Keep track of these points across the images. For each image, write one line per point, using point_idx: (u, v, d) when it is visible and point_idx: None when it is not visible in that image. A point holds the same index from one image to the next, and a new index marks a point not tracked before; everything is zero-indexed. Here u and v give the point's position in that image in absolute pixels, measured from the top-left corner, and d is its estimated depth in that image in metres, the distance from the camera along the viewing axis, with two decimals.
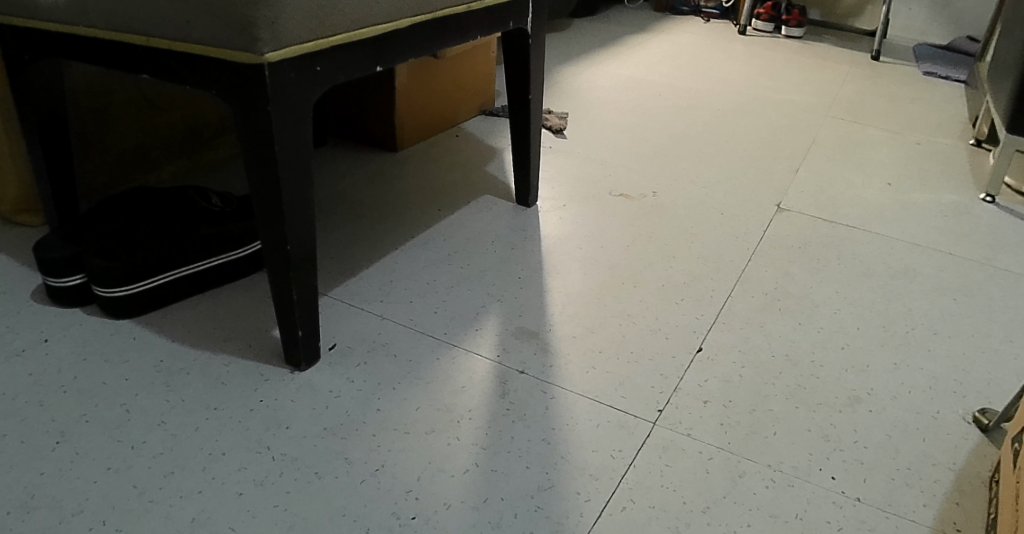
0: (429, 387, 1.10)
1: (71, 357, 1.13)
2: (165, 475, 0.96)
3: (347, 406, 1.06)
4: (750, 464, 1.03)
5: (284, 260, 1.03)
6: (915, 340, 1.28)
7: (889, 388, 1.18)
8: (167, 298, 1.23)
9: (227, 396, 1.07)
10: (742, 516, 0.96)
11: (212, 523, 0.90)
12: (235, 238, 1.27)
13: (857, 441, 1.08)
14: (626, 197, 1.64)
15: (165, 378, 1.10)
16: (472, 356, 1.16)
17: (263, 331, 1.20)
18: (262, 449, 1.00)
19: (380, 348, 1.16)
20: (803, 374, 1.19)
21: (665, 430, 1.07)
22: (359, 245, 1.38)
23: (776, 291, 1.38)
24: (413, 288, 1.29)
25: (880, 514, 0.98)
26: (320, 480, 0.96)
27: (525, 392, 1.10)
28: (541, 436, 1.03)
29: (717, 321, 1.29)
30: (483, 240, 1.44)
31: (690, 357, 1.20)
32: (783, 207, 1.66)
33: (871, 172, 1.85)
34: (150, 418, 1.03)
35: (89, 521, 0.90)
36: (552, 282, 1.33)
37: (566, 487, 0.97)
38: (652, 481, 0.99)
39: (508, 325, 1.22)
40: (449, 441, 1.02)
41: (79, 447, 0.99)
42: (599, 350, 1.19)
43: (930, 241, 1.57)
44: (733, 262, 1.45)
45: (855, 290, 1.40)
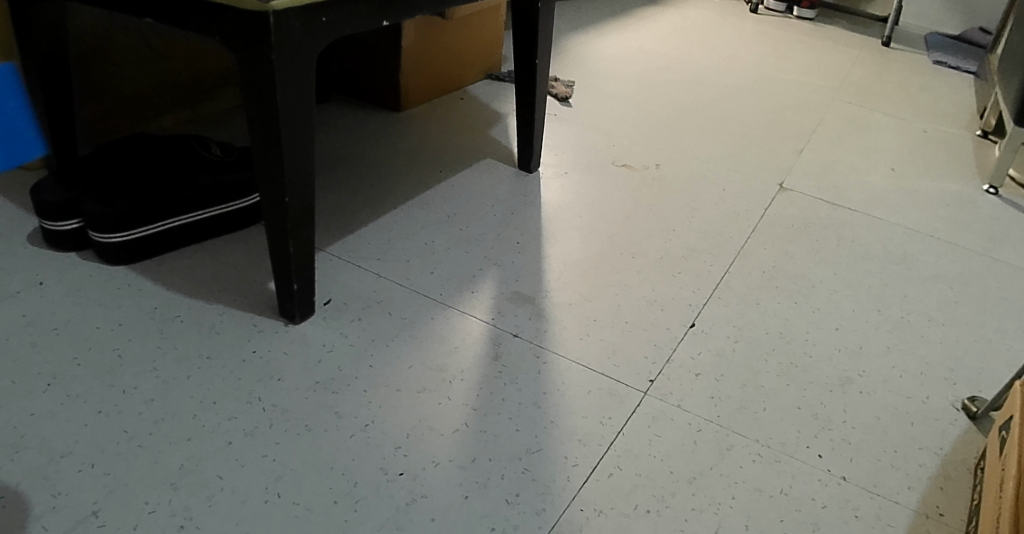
0: (422, 346, 1.10)
1: (65, 301, 1.13)
2: (155, 421, 0.96)
3: (340, 360, 1.06)
4: (738, 438, 1.03)
5: (282, 213, 1.03)
6: (909, 325, 1.29)
7: (881, 371, 1.18)
8: (164, 247, 1.23)
9: (220, 345, 1.07)
10: (727, 489, 0.96)
11: (200, 470, 0.91)
12: (233, 189, 1.26)
13: (846, 421, 1.09)
14: (629, 168, 1.63)
15: (159, 325, 1.10)
16: (466, 317, 1.16)
17: (259, 282, 1.19)
18: (253, 399, 1.00)
19: (375, 305, 1.16)
20: (796, 352, 1.20)
21: (655, 399, 1.07)
22: (358, 202, 1.38)
23: (773, 269, 1.38)
24: (411, 247, 1.28)
25: (865, 494, 0.99)
26: (310, 433, 0.96)
27: (518, 355, 1.10)
28: (532, 399, 1.04)
29: (713, 295, 1.28)
30: (484, 203, 1.43)
31: (684, 330, 1.20)
32: (785, 186, 1.66)
33: (876, 157, 1.84)
34: (142, 364, 1.04)
35: (78, 464, 0.91)
36: (550, 248, 1.33)
37: (554, 450, 0.97)
38: (640, 450, 0.99)
39: (504, 289, 1.22)
40: (440, 399, 1.02)
41: (71, 389, 0.99)
42: (593, 317, 1.19)
43: (929, 228, 1.57)
44: (732, 238, 1.45)
45: (853, 272, 1.40)
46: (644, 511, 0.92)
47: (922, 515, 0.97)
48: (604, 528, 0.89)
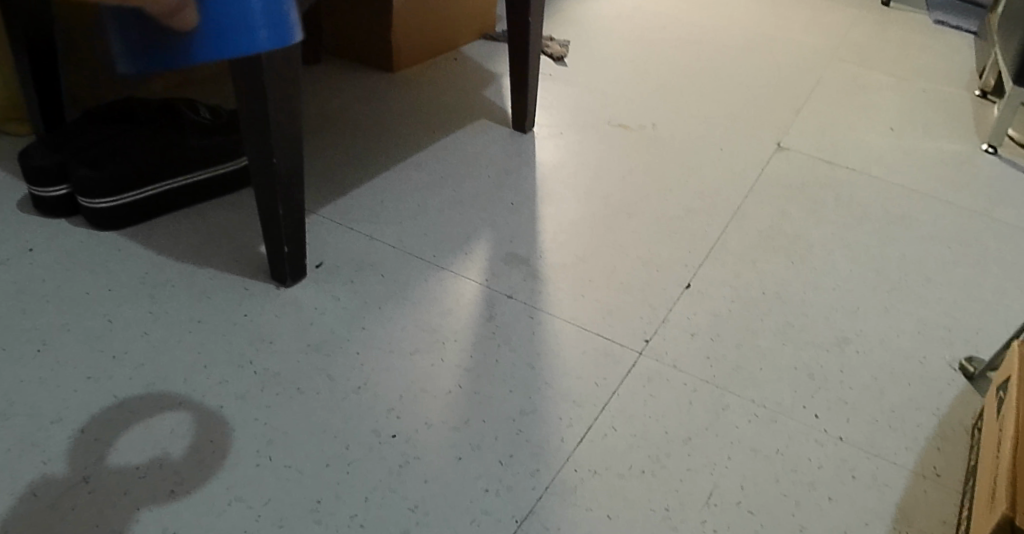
0: (415, 308, 1.09)
1: (55, 267, 1.11)
2: (146, 386, 0.95)
3: (332, 323, 1.05)
4: (734, 398, 1.03)
5: (270, 174, 1.01)
6: (907, 286, 1.28)
7: (878, 331, 1.18)
8: (154, 211, 1.21)
9: (211, 309, 1.06)
10: (723, 449, 0.96)
11: (192, 435, 0.90)
12: (224, 152, 1.24)
13: (843, 381, 1.08)
14: (624, 127, 1.60)
15: (150, 290, 1.09)
16: (460, 279, 1.14)
17: (250, 246, 1.18)
18: (245, 363, 0.99)
19: (367, 267, 1.14)
20: (793, 312, 1.19)
21: (650, 360, 1.06)
22: (350, 164, 1.35)
23: (771, 229, 1.36)
24: (403, 209, 1.27)
25: (862, 454, 0.98)
26: (302, 396, 0.95)
27: (512, 316, 1.09)
28: (526, 361, 1.03)
29: (710, 255, 1.27)
30: (477, 164, 1.41)
31: (680, 290, 1.19)
32: (782, 146, 1.63)
33: (875, 117, 1.81)
34: (133, 329, 1.02)
35: (69, 430, 0.90)
36: (545, 209, 1.31)
37: (548, 411, 0.97)
38: (635, 410, 0.99)
39: (498, 250, 1.21)
40: (433, 361, 1.01)
41: (61, 356, 0.98)
42: (588, 279, 1.18)
43: (928, 188, 1.55)
44: (729, 198, 1.43)
45: (851, 232, 1.39)
46: (638, 472, 0.92)
47: (919, 476, 0.97)
48: (599, 489, 0.89)
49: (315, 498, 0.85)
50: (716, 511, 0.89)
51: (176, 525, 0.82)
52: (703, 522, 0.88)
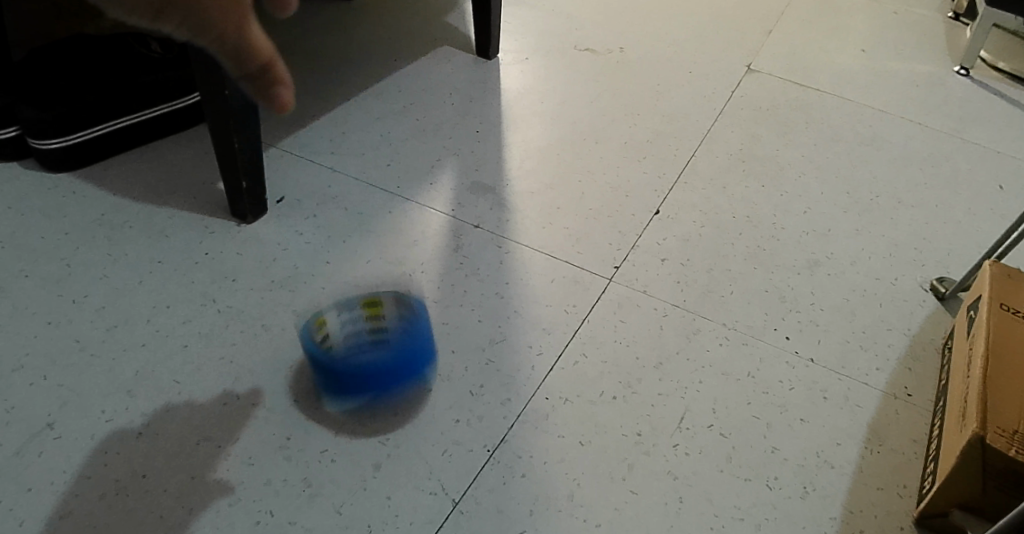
0: (381, 240, 1.06)
1: (7, 212, 1.07)
2: (107, 329, 0.93)
3: (296, 259, 1.03)
4: (705, 321, 1.03)
5: (223, 107, 0.96)
6: (878, 208, 1.27)
7: (849, 253, 1.17)
8: (108, 151, 1.16)
9: (171, 249, 1.03)
10: (695, 373, 0.96)
11: (156, 376, 0.88)
12: (177, 86, 1.19)
13: (813, 303, 1.09)
14: (592, 52, 1.56)
15: (107, 232, 1.05)
16: (426, 210, 1.12)
17: (208, 183, 1.14)
18: (208, 301, 0.97)
19: (330, 201, 1.11)
20: (764, 236, 1.18)
21: (621, 286, 1.05)
22: (310, 96, 1.31)
23: (741, 153, 1.34)
24: (366, 140, 1.23)
25: (833, 375, 0.99)
26: (268, 333, 0.93)
27: (480, 247, 1.07)
28: (495, 290, 1.02)
29: (680, 181, 1.25)
30: (441, 92, 1.37)
31: (650, 216, 1.18)
32: (753, 68, 1.60)
33: (846, 37, 1.78)
34: (91, 272, 0.99)
35: (30, 377, 0.88)
36: (512, 137, 1.28)
37: (518, 340, 0.96)
38: (606, 337, 0.98)
39: (464, 180, 1.18)
40: (400, 293, 0.99)
41: (18, 302, 0.95)
42: (557, 206, 1.16)
43: (900, 110, 1.54)
44: (699, 122, 1.40)
45: (822, 155, 1.37)
46: (610, 398, 0.92)
47: (889, 395, 0.98)
48: (571, 417, 0.89)
49: (285, 434, 0.84)
50: (688, 435, 0.90)
51: (145, 467, 0.81)
52: (675, 445, 0.88)
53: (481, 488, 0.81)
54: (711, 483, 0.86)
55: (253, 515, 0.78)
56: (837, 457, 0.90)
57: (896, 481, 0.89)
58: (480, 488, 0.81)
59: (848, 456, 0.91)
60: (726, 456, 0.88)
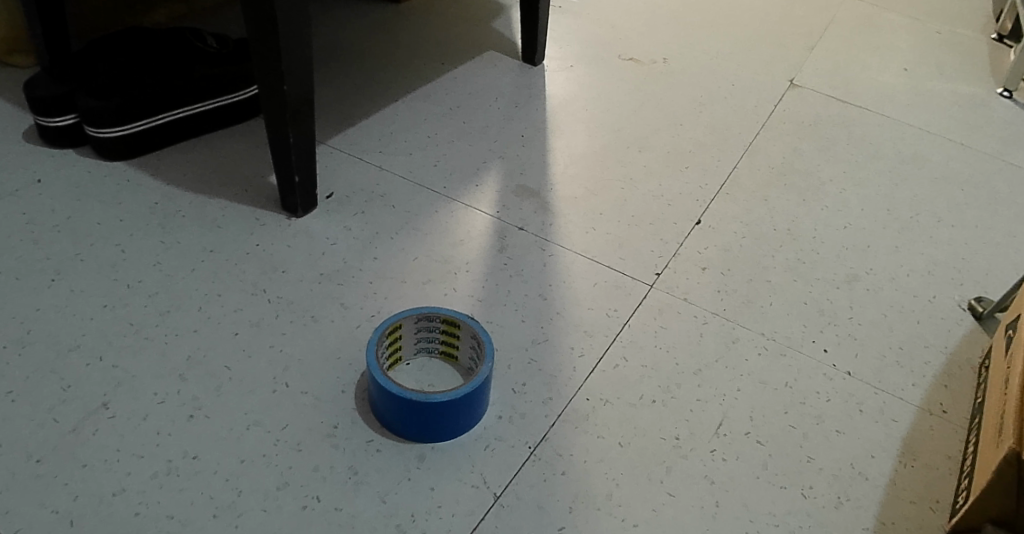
0: (427, 238, 1.08)
1: (65, 198, 1.10)
2: (161, 314, 0.96)
3: (344, 253, 1.05)
4: (744, 331, 1.03)
5: (280, 102, 0.99)
6: (917, 226, 1.27)
7: (888, 269, 1.17)
8: (162, 141, 1.19)
9: (224, 239, 1.06)
10: (733, 381, 0.97)
11: (208, 361, 0.91)
12: (233, 81, 1.22)
13: (852, 317, 1.09)
14: (636, 61, 1.58)
15: (161, 220, 1.08)
16: (471, 211, 1.14)
17: (260, 176, 1.17)
18: (259, 291, 0.99)
19: (378, 198, 1.14)
20: (804, 250, 1.18)
21: (662, 292, 1.06)
22: (358, 96, 1.34)
23: (782, 167, 1.35)
24: (413, 140, 1.25)
25: (870, 389, 0.99)
26: (316, 324, 0.96)
27: (523, 248, 1.09)
28: (538, 291, 1.03)
29: (722, 191, 1.26)
30: (487, 96, 1.39)
31: (691, 225, 1.18)
32: (795, 83, 1.61)
33: (890, 56, 1.77)
34: (145, 258, 1.03)
35: (86, 356, 0.91)
36: (556, 141, 1.30)
37: (561, 341, 0.97)
38: (646, 341, 0.99)
39: (508, 182, 1.20)
40: (445, 291, 1.01)
41: (75, 284, 0.99)
42: (599, 211, 1.18)
43: (941, 130, 1.53)
44: (741, 134, 1.41)
45: (862, 171, 1.37)
46: (650, 401, 0.93)
47: (925, 411, 0.98)
48: (610, 418, 0.90)
49: (333, 423, 0.86)
50: (725, 441, 0.90)
51: (195, 449, 0.83)
52: (713, 450, 0.89)
53: (522, 483, 0.83)
54: (748, 489, 0.86)
55: (300, 500, 0.80)
56: (872, 469, 0.91)
57: (930, 496, 0.89)
58: (521, 484, 0.83)
59: (883, 469, 0.91)
60: (762, 464, 0.89)
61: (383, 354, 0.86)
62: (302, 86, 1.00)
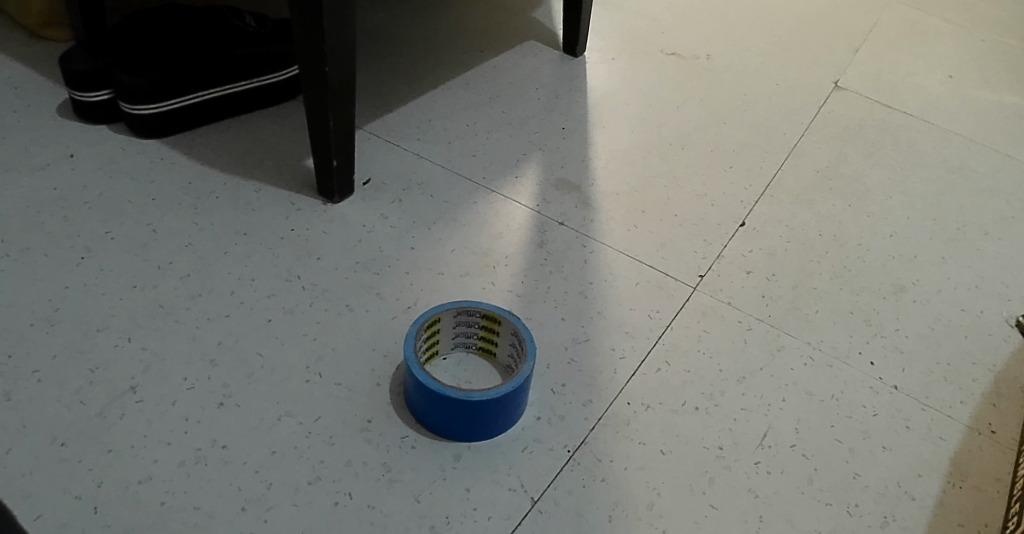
0: (465, 229, 1.05)
1: (98, 175, 1.09)
2: (192, 297, 0.94)
3: (381, 242, 1.02)
4: (790, 339, 1.00)
5: (322, 84, 0.96)
6: (964, 238, 1.22)
7: (934, 281, 1.13)
8: (197, 121, 1.17)
9: (258, 222, 1.04)
10: (778, 390, 0.93)
11: (239, 347, 0.89)
12: (271, 61, 1.19)
13: (899, 329, 1.05)
14: (678, 57, 1.54)
15: (193, 201, 1.06)
16: (511, 203, 1.11)
17: (296, 159, 1.15)
18: (292, 277, 0.97)
19: (416, 187, 1.11)
20: (849, 257, 1.14)
21: (705, 295, 1.03)
22: (396, 81, 1.31)
23: (827, 170, 1.31)
24: (452, 129, 1.23)
25: (917, 405, 0.95)
26: (351, 313, 0.93)
27: (563, 243, 1.06)
28: (578, 289, 1.00)
29: (766, 193, 1.22)
30: (528, 86, 1.36)
31: (735, 227, 1.15)
32: (839, 86, 1.56)
33: (936, 61, 1.72)
34: (178, 239, 1.01)
35: (115, 337, 0.89)
36: (598, 135, 1.27)
37: (601, 342, 0.94)
38: (689, 346, 0.96)
39: (549, 175, 1.17)
40: (484, 284, 0.99)
41: (105, 264, 0.97)
42: (641, 209, 1.14)
43: (987, 140, 1.48)
44: (785, 136, 1.37)
45: (908, 178, 1.33)
46: (692, 408, 0.89)
47: (972, 431, 0.93)
48: (651, 424, 0.87)
49: (366, 417, 0.84)
50: (769, 453, 0.87)
51: (225, 438, 0.81)
52: (757, 462, 0.86)
53: (560, 488, 0.80)
54: (793, 505, 0.83)
55: (331, 495, 0.77)
56: (919, 489, 0.87)
57: (979, 520, 0.85)
58: (559, 489, 0.80)
59: (932, 490, 0.87)
60: (807, 478, 0.85)
61: (421, 348, 0.83)
62: (344, 69, 0.97)
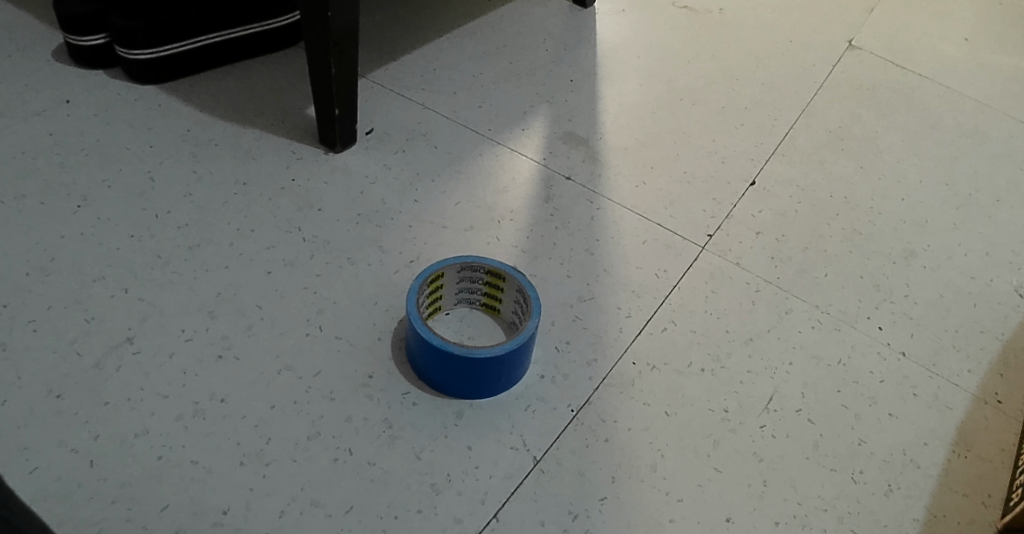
0: (469, 182, 1.03)
1: (94, 121, 1.06)
2: (190, 248, 0.91)
3: (384, 193, 1.00)
4: (798, 302, 0.98)
5: (324, 30, 0.93)
6: (976, 204, 1.19)
7: (945, 247, 1.11)
8: (196, 67, 1.14)
9: (257, 172, 1.01)
10: (785, 353, 0.92)
11: (238, 300, 0.87)
12: (272, 7, 1.15)
13: (908, 295, 1.03)
14: (690, 10, 1.49)
15: (192, 149, 1.03)
16: (517, 156, 1.08)
17: (297, 108, 1.12)
18: (293, 229, 0.95)
19: (420, 138, 1.08)
20: (860, 219, 1.12)
21: (713, 255, 1.01)
22: (400, 29, 1.27)
23: (839, 131, 1.27)
24: (458, 79, 1.19)
25: (924, 372, 0.94)
26: (353, 267, 0.91)
27: (570, 199, 1.04)
28: (584, 246, 0.98)
29: (777, 152, 1.20)
30: (536, 37, 1.32)
31: (745, 186, 1.12)
32: (854, 44, 1.51)
33: (955, 19, 1.66)
34: (176, 188, 0.98)
35: (112, 288, 0.87)
36: (606, 88, 1.23)
37: (607, 300, 0.92)
38: (696, 306, 0.94)
39: (556, 129, 1.14)
40: (488, 239, 0.96)
41: (102, 212, 0.94)
42: (650, 165, 1.11)
43: (1003, 103, 1.43)
44: (797, 94, 1.33)
45: (921, 141, 1.30)
46: (698, 369, 0.88)
47: (979, 400, 0.92)
48: (655, 385, 0.86)
49: (367, 372, 0.82)
50: (775, 417, 0.86)
51: (223, 392, 0.79)
52: (762, 426, 0.85)
53: (563, 448, 0.79)
54: (797, 470, 0.82)
55: (331, 451, 0.76)
56: (924, 457, 0.86)
57: (982, 490, 0.84)
58: (562, 449, 0.79)
59: (937, 458, 0.86)
60: (812, 443, 0.84)
61: (423, 303, 0.81)
62: (347, 14, 0.93)
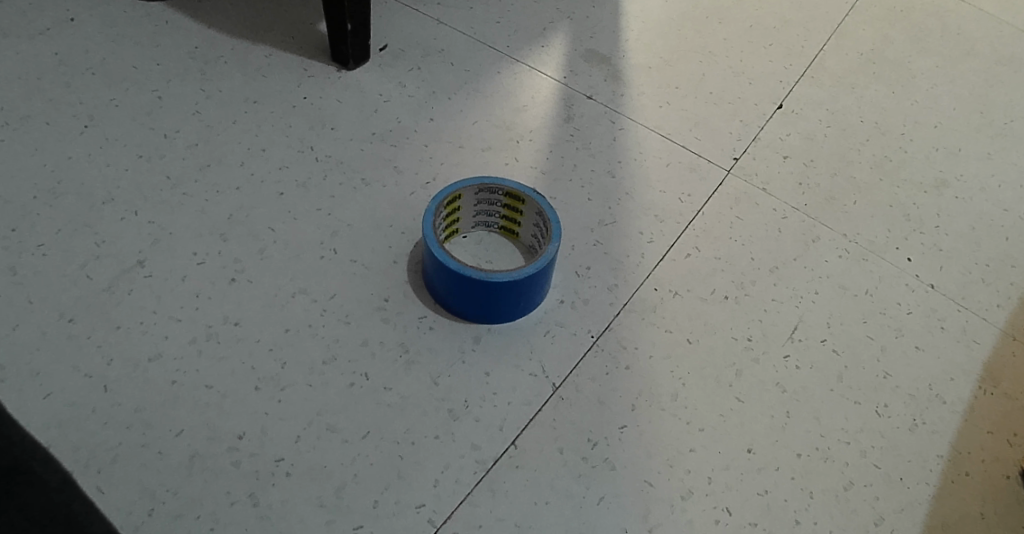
0: (487, 101, 0.99)
1: (99, 39, 1.02)
2: (200, 168, 0.89)
3: (398, 112, 0.96)
4: (825, 231, 0.95)
5: None
6: (1012, 133, 1.14)
7: (978, 178, 1.06)
8: None
9: (268, 90, 0.97)
10: (811, 282, 0.89)
11: (250, 222, 0.84)
12: None
13: (939, 226, 0.99)
14: None
15: (200, 67, 1.00)
16: (536, 74, 1.04)
17: (307, 24, 1.07)
18: (305, 148, 0.91)
19: (436, 55, 1.04)
20: (891, 146, 1.07)
21: (739, 180, 0.97)
22: None
23: (871, 54, 1.21)
24: None
25: (952, 305, 0.91)
26: (367, 189, 0.88)
27: (591, 119, 1.00)
28: (606, 168, 0.95)
29: (807, 74, 1.14)
30: None
31: (773, 109, 1.08)
32: None
33: None
34: (185, 107, 0.95)
35: (121, 211, 0.84)
36: (630, 4, 1.18)
37: (628, 225, 0.90)
38: (720, 233, 0.91)
39: (577, 46, 1.09)
40: (506, 160, 0.93)
41: (109, 133, 0.91)
42: (675, 86, 1.07)
43: None
44: (828, 15, 1.27)
45: (956, 66, 1.23)
46: (721, 297, 0.85)
47: (1007, 335, 0.89)
48: (678, 313, 0.83)
49: (383, 296, 0.80)
50: (800, 347, 0.84)
51: (237, 315, 0.78)
52: (786, 357, 0.83)
53: (582, 375, 0.77)
54: (821, 401, 0.80)
55: (346, 376, 0.75)
56: (950, 392, 0.84)
57: (1008, 427, 0.82)
58: (581, 377, 0.77)
59: (962, 393, 0.84)
60: (837, 375, 0.82)
61: (439, 225, 0.79)
62: None
